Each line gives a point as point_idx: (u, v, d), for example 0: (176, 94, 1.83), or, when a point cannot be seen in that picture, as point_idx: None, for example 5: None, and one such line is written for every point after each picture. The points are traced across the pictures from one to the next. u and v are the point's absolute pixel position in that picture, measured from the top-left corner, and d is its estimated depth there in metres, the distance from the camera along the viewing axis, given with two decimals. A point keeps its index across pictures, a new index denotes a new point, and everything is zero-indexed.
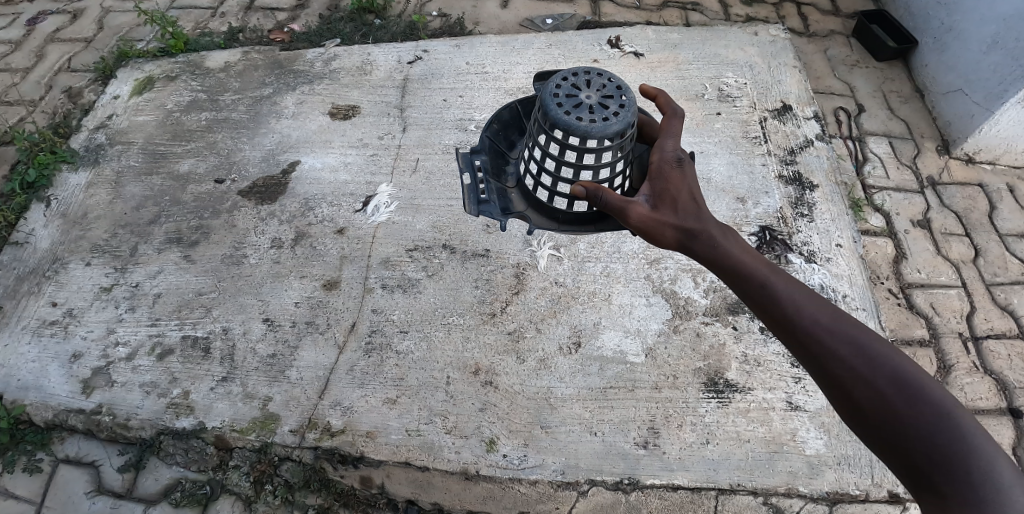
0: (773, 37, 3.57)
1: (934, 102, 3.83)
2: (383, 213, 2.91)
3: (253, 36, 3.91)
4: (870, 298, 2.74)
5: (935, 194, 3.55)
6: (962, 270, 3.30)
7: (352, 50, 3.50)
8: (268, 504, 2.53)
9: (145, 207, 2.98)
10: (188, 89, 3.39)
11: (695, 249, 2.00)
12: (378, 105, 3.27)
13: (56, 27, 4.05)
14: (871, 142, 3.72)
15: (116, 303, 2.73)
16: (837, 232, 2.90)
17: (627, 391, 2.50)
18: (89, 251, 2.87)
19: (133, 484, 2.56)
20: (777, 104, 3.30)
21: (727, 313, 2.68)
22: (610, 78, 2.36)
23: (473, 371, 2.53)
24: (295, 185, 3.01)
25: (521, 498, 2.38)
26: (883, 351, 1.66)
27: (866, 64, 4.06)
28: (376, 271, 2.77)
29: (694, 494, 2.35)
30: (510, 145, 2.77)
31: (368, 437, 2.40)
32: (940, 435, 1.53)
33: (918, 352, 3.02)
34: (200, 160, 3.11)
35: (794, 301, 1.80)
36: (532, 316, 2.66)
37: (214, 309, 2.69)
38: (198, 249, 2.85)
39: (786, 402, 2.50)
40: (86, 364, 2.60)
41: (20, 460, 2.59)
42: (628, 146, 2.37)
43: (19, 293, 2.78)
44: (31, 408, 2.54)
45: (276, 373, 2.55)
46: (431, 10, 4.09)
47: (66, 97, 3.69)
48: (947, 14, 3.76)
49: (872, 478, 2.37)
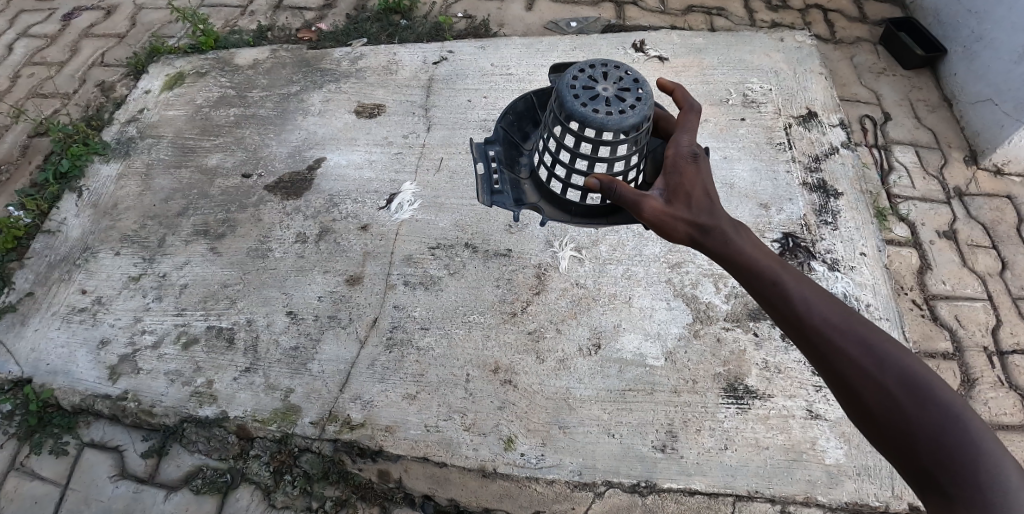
0: (799, 43, 3.54)
1: (963, 111, 3.79)
2: (406, 211, 2.94)
3: (281, 35, 3.97)
4: (893, 308, 2.72)
5: (962, 204, 3.51)
6: (988, 283, 3.26)
7: (378, 50, 3.53)
8: (286, 495, 2.54)
9: (173, 199, 3.03)
10: (218, 85, 3.44)
11: (706, 244, 1.97)
12: (402, 105, 3.30)
13: (90, 23, 4.13)
14: (897, 151, 3.69)
15: (143, 292, 2.78)
16: (861, 240, 2.88)
17: (646, 394, 2.50)
18: (118, 241, 2.92)
19: (155, 469, 2.58)
20: (802, 111, 3.28)
21: (747, 319, 2.66)
22: (627, 70, 2.35)
23: (493, 369, 2.54)
24: (320, 181, 3.05)
25: (537, 498, 2.38)
26: (893, 352, 1.64)
27: (893, 72, 4.03)
28: (398, 268, 2.79)
29: (710, 500, 2.34)
30: (525, 136, 2.73)
31: (387, 432, 2.43)
32: (948, 437, 1.52)
33: (941, 365, 2.99)
34: (228, 155, 3.16)
35: (804, 299, 1.77)
36: (553, 316, 2.66)
37: (238, 302, 2.73)
38: (224, 241, 2.89)
39: (806, 410, 2.48)
40: (114, 351, 2.64)
41: (47, 442, 2.62)
42: (643, 139, 2.37)
43: (51, 279, 2.84)
44: (59, 392, 2.59)
45: (298, 365, 2.58)
46: (456, 11, 4.13)
47: (99, 91, 3.77)
48: (977, 23, 3.72)
49: (892, 490, 2.35)
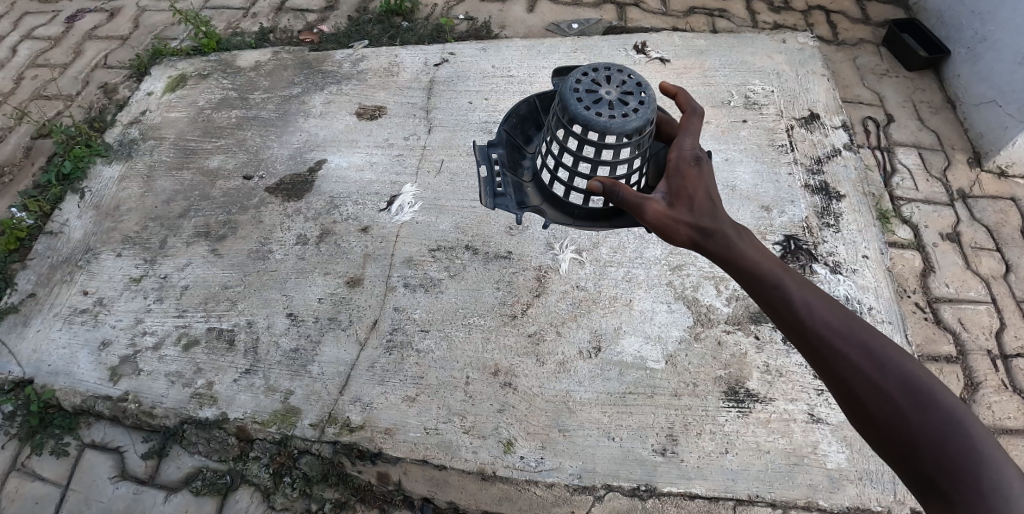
0: (801, 45, 3.53)
1: (966, 113, 3.77)
2: (407, 213, 2.94)
3: (284, 37, 3.99)
4: (896, 312, 2.71)
5: (967, 207, 3.49)
6: (992, 286, 3.24)
7: (380, 52, 3.53)
8: (286, 496, 2.54)
9: (175, 201, 3.04)
10: (220, 87, 3.45)
11: (707, 247, 1.95)
12: (404, 106, 3.30)
13: (93, 25, 4.14)
14: (900, 153, 3.67)
15: (145, 294, 2.78)
16: (864, 243, 2.86)
17: (646, 397, 2.49)
18: (120, 243, 2.93)
19: (155, 471, 2.59)
20: (804, 113, 3.27)
21: (749, 322, 2.65)
22: (630, 74, 2.33)
23: (493, 371, 2.54)
24: (321, 183, 3.05)
25: (536, 501, 2.37)
26: (894, 356, 1.63)
27: (896, 73, 4.01)
28: (399, 270, 2.79)
29: (710, 504, 2.33)
30: (528, 139, 2.71)
31: (386, 434, 2.43)
32: (949, 441, 1.52)
33: (944, 368, 2.97)
34: (229, 157, 3.17)
35: (806, 302, 1.75)
36: (553, 319, 2.66)
37: (239, 303, 2.74)
38: (226, 243, 2.90)
39: (808, 414, 2.47)
40: (115, 352, 2.65)
41: (49, 443, 2.63)
42: (647, 143, 2.36)
43: (53, 281, 2.85)
44: (60, 393, 2.60)
45: (298, 368, 2.58)
46: (458, 13, 4.13)
47: (102, 93, 3.78)
48: (980, 24, 3.70)
49: (895, 495, 2.34)
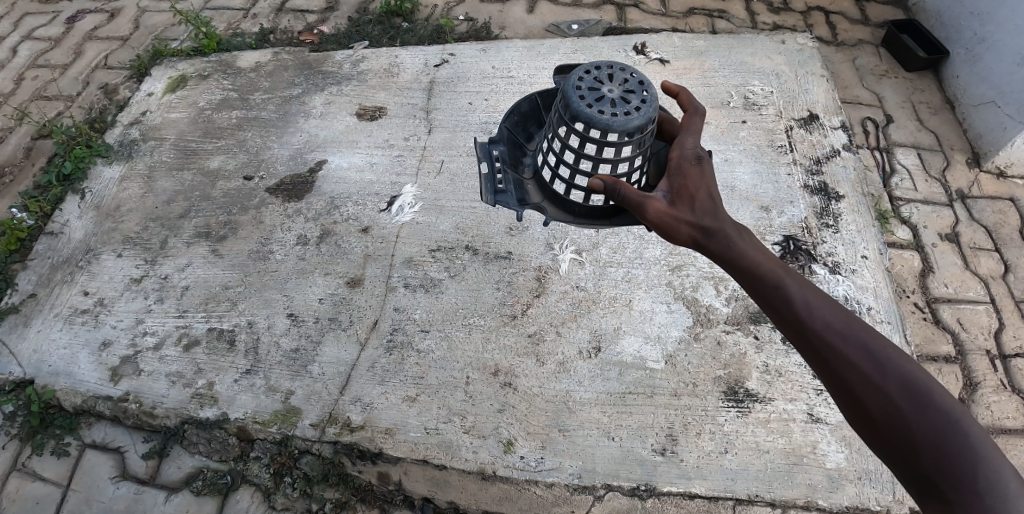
0: (801, 45, 3.54)
1: (965, 113, 3.78)
2: (407, 213, 2.94)
3: (284, 37, 4.00)
4: (895, 312, 2.71)
5: (965, 207, 3.50)
6: (991, 286, 3.24)
7: (380, 52, 3.54)
8: (287, 496, 2.54)
9: (175, 201, 3.04)
10: (220, 88, 3.45)
11: (707, 246, 1.95)
12: (403, 107, 3.31)
13: (94, 26, 4.15)
14: (899, 153, 3.68)
15: (145, 294, 2.79)
16: (863, 243, 2.87)
17: (645, 397, 2.50)
18: (120, 243, 2.94)
19: (156, 471, 2.59)
20: (804, 114, 3.28)
21: (748, 322, 2.66)
22: (633, 73, 2.34)
23: (493, 372, 2.55)
24: (321, 183, 3.06)
25: (536, 500, 2.38)
26: (894, 357, 1.64)
27: (895, 74, 4.02)
28: (398, 271, 2.79)
29: (710, 504, 2.33)
30: (529, 137, 2.72)
31: (387, 434, 2.43)
32: (948, 442, 1.52)
33: (943, 369, 2.98)
34: (229, 157, 3.17)
35: (806, 303, 1.76)
36: (552, 319, 2.66)
37: (240, 303, 2.74)
38: (226, 243, 2.90)
39: (807, 413, 2.48)
40: (115, 352, 2.66)
41: (49, 443, 2.63)
42: (648, 142, 2.36)
43: (53, 281, 2.85)
44: (61, 393, 2.61)
45: (298, 368, 2.58)
46: (458, 14, 4.13)
47: (102, 93, 3.79)
48: (979, 25, 3.71)
49: (894, 494, 2.35)
